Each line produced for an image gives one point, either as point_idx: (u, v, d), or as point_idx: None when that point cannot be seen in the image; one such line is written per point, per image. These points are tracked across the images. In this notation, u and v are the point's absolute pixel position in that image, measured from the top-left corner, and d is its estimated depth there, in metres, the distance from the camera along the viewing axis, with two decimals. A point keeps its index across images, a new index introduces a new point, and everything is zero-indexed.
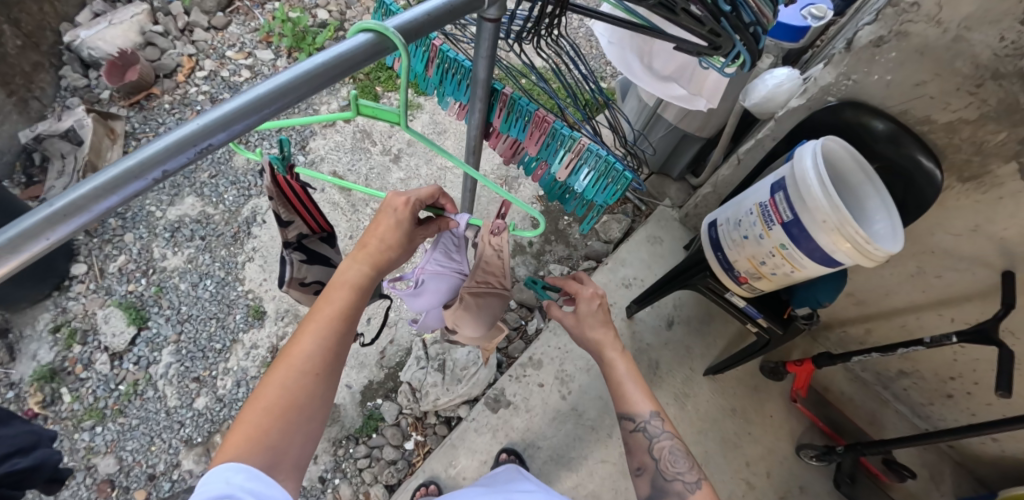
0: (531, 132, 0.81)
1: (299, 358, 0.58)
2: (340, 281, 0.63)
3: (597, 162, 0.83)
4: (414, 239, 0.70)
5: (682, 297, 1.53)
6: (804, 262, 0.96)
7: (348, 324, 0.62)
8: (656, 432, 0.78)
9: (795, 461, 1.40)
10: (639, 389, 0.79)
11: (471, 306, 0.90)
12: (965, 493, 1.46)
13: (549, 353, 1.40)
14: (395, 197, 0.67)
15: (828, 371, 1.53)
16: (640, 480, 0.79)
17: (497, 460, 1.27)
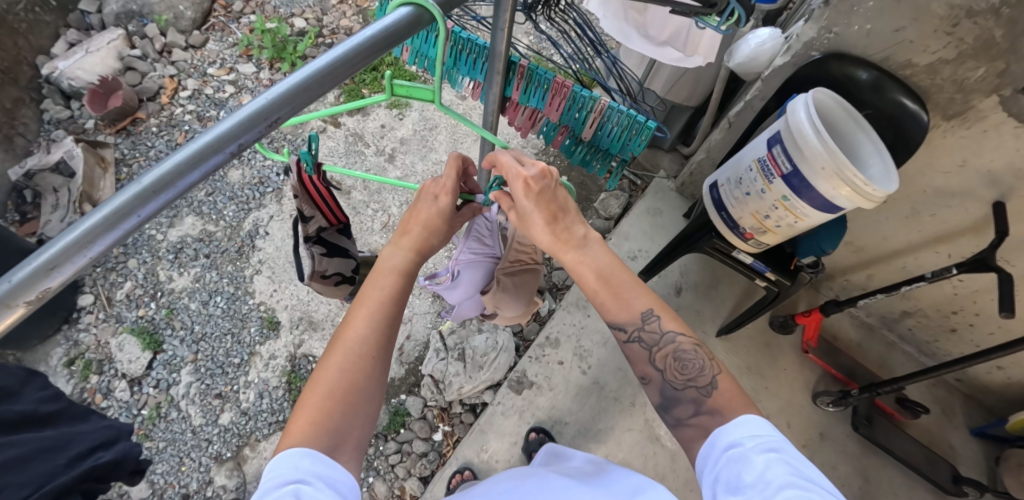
0: (552, 101, 0.84)
1: (354, 342, 0.61)
2: (385, 267, 0.66)
3: (618, 117, 0.86)
4: (454, 223, 0.72)
5: (687, 264, 1.56)
6: (806, 212, 1.00)
7: (396, 308, 0.64)
8: (654, 339, 0.73)
9: (812, 410, 1.45)
10: (625, 292, 0.73)
11: (508, 288, 0.93)
12: (976, 423, 1.51)
13: (565, 331, 1.43)
14: (433, 186, 0.68)
15: (834, 320, 1.58)
16: (647, 387, 0.76)
17: (529, 440, 1.29)
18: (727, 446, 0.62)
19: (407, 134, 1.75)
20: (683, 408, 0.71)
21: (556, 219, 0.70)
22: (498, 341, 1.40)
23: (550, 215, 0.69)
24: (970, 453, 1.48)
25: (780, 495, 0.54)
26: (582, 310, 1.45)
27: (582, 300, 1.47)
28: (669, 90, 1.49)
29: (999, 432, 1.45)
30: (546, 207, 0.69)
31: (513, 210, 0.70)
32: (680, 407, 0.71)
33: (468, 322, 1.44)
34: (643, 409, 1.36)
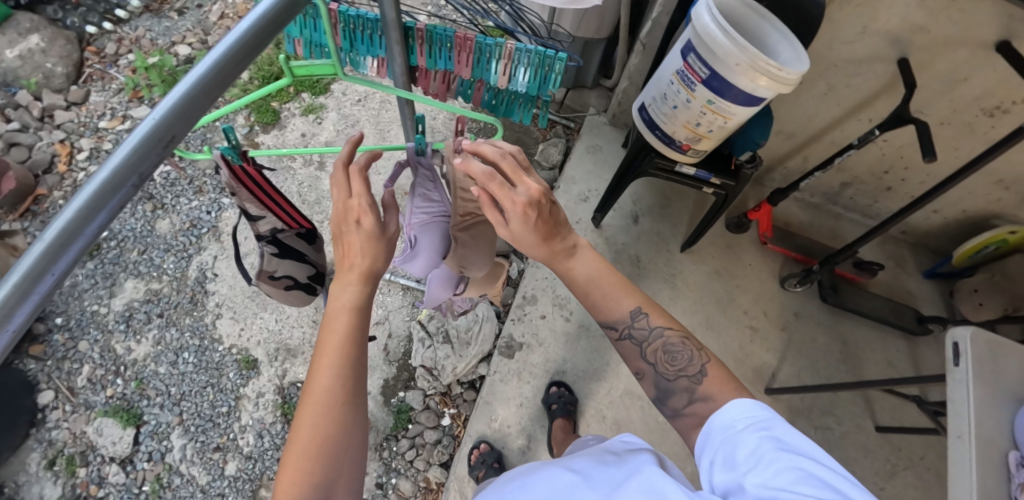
0: (459, 58, 0.82)
1: (321, 394, 0.60)
2: (338, 307, 0.64)
3: (527, 58, 0.83)
4: (391, 239, 0.69)
5: (637, 192, 1.59)
6: (732, 110, 1.03)
7: (359, 349, 0.64)
8: (646, 335, 0.74)
9: (784, 295, 1.52)
10: (614, 296, 0.74)
11: (467, 244, 0.92)
12: (926, 267, 1.64)
13: (539, 286, 1.45)
14: (353, 206, 0.65)
15: (784, 207, 1.65)
16: (641, 380, 0.77)
17: (551, 394, 1.32)
18: (721, 432, 0.61)
19: (331, 136, 1.72)
20: (677, 398, 0.70)
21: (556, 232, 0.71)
22: (478, 313, 1.41)
23: (544, 235, 0.69)
24: (927, 294, 1.61)
25: (773, 465, 0.53)
26: None
27: None
28: (576, 31, 1.49)
29: (948, 269, 1.58)
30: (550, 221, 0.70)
31: (504, 225, 0.69)
32: (675, 397, 0.71)
33: None
34: None
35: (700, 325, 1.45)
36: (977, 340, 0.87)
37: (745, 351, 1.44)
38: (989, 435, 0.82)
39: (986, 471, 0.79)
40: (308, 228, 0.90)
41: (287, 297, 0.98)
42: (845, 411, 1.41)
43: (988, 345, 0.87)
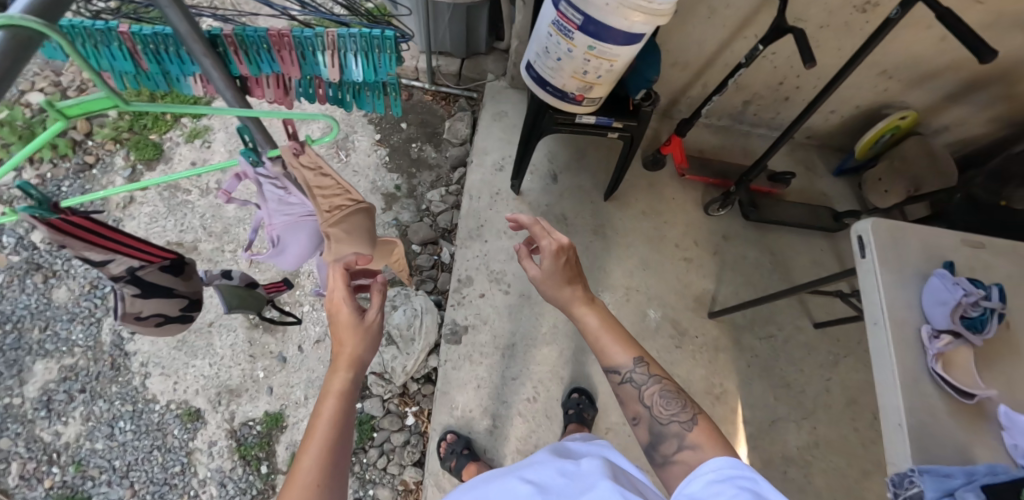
0: (281, 55, 0.60)
1: (304, 481, 0.61)
2: (328, 391, 0.69)
3: (356, 45, 0.60)
4: (376, 327, 0.75)
5: (551, 150, 1.57)
6: (614, 51, 1.01)
7: (344, 430, 0.67)
8: (643, 380, 0.81)
9: (711, 221, 1.56)
10: (615, 342, 0.83)
11: (344, 238, 0.71)
12: (833, 165, 1.72)
13: (472, 266, 1.42)
14: (340, 297, 0.72)
15: (696, 135, 1.67)
16: (637, 427, 0.82)
17: (570, 399, 1.30)
18: (706, 480, 0.63)
19: (224, 158, 1.61)
20: (669, 444, 0.76)
21: (577, 284, 0.87)
22: (417, 307, 1.38)
23: (567, 278, 0.86)
24: (837, 191, 1.70)
25: None
26: (478, 238, 1.45)
27: (473, 231, 1.46)
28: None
29: (854, 164, 1.67)
30: (568, 273, 0.87)
31: (535, 268, 0.89)
32: (667, 441, 0.77)
33: None
34: None
35: (636, 267, 1.47)
36: (878, 228, 0.91)
37: (684, 282, 1.47)
38: (902, 314, 0.86)
39: (903, 349, 0.85)
40: (173, 259, 0.80)
41: (167, 327, 0.91)
42: (785, 316, 1.47)
43: (889, 231, 0.91)
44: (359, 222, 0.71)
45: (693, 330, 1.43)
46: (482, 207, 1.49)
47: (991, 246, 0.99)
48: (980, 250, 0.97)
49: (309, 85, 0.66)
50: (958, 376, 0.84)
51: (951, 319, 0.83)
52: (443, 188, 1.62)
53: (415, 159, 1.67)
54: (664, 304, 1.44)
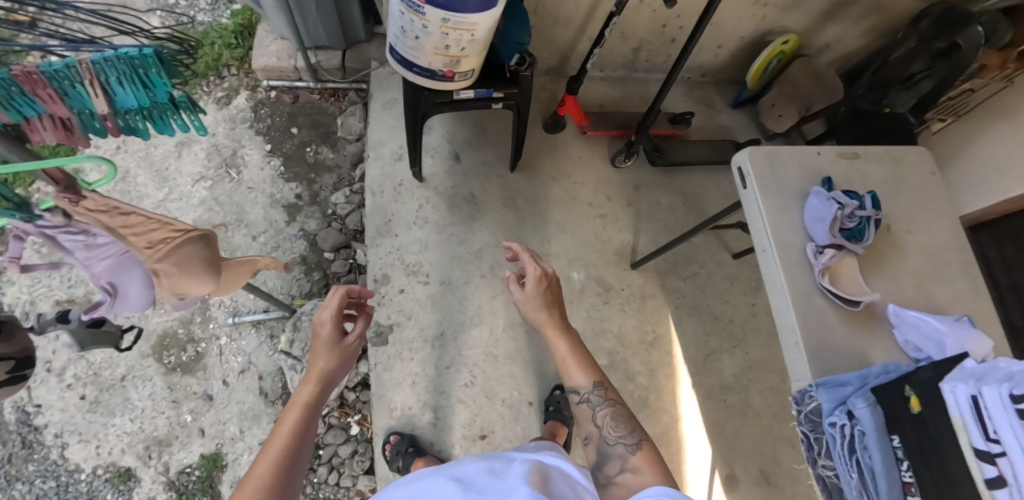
0: (39, 96, 0.53)
1: (259, 479, 0.66)
2: (292, 405, 0.75)
3: (120, 68, 0.54)
4: (349, 350, 0.85)
5: (449, 130, 1.52)
6: (470, 20, 0.96)
7: (299, 443, 0.72)
8: (598, 402, 0.87)
9: (620, 173, 1.56)
10: (579, 364, 0.90)
11: (179, 270, 0.66)
12: (730, 97, 1.75)
13: (386, 263, 1.38)
14: (325, 316, 0.83)
15: (594, 90, 1.66)
16: (587, 447, 0.85)
17: (552, 396, 1.31)
18: None
19: None
20: (612, 465, 0.80)
21: (556, 313, 0.95)
22: None
23: (548, 302, 0.96)
24: (738, 123, 1.74)
25: None
26: (389, 234, 1.40)
27: (382, 227, 1.41)
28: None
29: (750, 94, 1.70)
30: (548, 301, 0.96)
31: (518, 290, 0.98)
32: (610, 462, 0.80)
33: (299, 321, 1.35)
34: (495, 273, 1.40)
35: (554, 232, 1.46)
36: (755, 158, 0.92)
37: (602, 238, 1.48)
38: (787, 237, 0.88)
39: (793, 270, 0.86)
40: None
41: None
42: (704, 253, 1.51)
43: (767, 157, 0.92)
44: (191, 254, 0.66)
45: (619, 284, 1.44)
46: (387, 201, 1.44)
47: (865, 155, 1.03)
48: (854, 160, 1.01)
49: (91, 118, 0.59)
50: (846, 286, 0.87)
51: (831, 234, 0.85)
52: (347, 189, 1.55)
53: (312, 164, 1.58)
54: (586, 264, 1.44)
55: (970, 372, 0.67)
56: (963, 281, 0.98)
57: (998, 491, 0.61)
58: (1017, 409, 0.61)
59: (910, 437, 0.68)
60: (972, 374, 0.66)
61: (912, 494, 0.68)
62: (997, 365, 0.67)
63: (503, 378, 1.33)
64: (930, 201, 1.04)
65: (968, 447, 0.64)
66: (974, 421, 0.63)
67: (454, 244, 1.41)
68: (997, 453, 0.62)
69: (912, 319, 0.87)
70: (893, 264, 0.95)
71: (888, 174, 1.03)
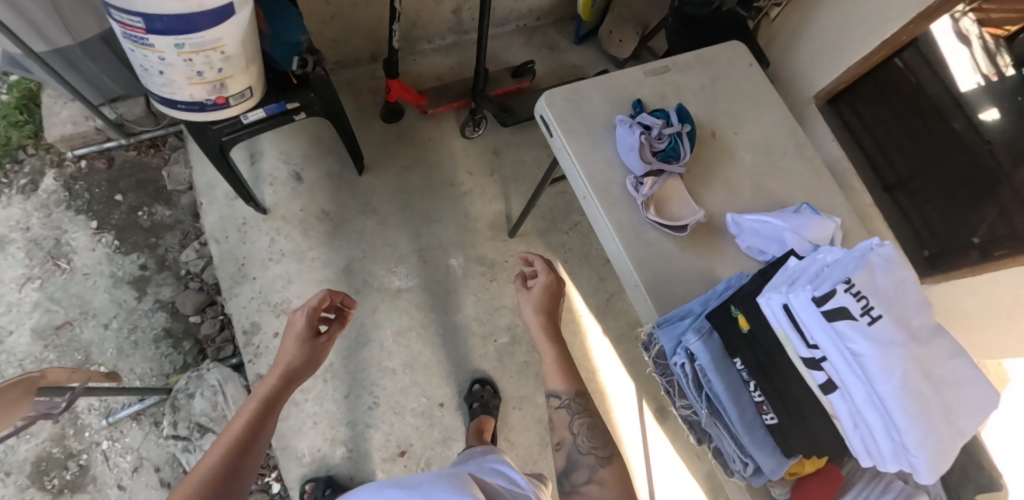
0: None
1: (239, 436, 0.71)
2: (256, 394, 0.79)
3: None
4: (318, 346, 0.92)
5: (282, 149, 1.40)
6: (208, 37, 0.85)
7: (261, 423, 0.75)
8: (575, 410, 0.84)
9: (476, 143, 1.49)
10: (563, 370, 0.87)
11: None
12: (570, 32, 1.69)
13: (249, 311, 1.28)
14: (297, 314, 0.92)
15: (428, 62, 1.55)
16: (559, 453, 0.82)
17: (473, 393, 1.26)
18: None
19: None
20: (580, 474, 0.77)
21: (552, 319, 0.90)
22: (214, 383, 1.25)
23: (552, 309, 0.91)
24: (587, 57, 1.67)
25: None
26: (246, 279, 1.30)
27: (237, 274, 1.30)
28: (70, 31, 1.18)
29: (588, 27, 1.63)
30: (546, 305, 0.91)
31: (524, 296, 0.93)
32: (577, 470, 0.78)
33: (174, 400, 1.24)
34: (371, 285, 1.33)
35: (421, 225, 1.39)
36: (553, 102, 0.86)
37: (473, 216, 1.42)
38: (603, 178, 0.83)
39: (616, 209, 0.82)
40: None
41: None
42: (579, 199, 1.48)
43: (565, 98, 0.87)
44: None
45: (500, 257, 1.40)
46: (234, 244, 1.32)
47: (675, 66, 0.98)
48: (666, 74, 0.96)
49: None
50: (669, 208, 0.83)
51: (645, 160, 0.81)
52: (192, 243, 1.43)
53: (148, 226, 1.43)
54: (462, 247, 1.39)
55: (789, 276, 0.64)
56: (796, 165, 0.98)
57: (831, 395, 0.58)
58: (821, 310, 0.56)
59: (750, 357, 0.66)
60: (789, 279, 0.63)
61: (766, 413, 0.65)
62: (815, 259, 0.64)
63: (408, 388, 1.27)
64: (750, 94, 1.02)
65: (798, 357, 0.61)
66: (794, 330, 0.60)
67: (320, 269, 1.32)
68: (821, 358, 0.58)
69: (751, 224, 0.84)
70: (724, 168, 0.93)
71: (703, 79, 0.99)
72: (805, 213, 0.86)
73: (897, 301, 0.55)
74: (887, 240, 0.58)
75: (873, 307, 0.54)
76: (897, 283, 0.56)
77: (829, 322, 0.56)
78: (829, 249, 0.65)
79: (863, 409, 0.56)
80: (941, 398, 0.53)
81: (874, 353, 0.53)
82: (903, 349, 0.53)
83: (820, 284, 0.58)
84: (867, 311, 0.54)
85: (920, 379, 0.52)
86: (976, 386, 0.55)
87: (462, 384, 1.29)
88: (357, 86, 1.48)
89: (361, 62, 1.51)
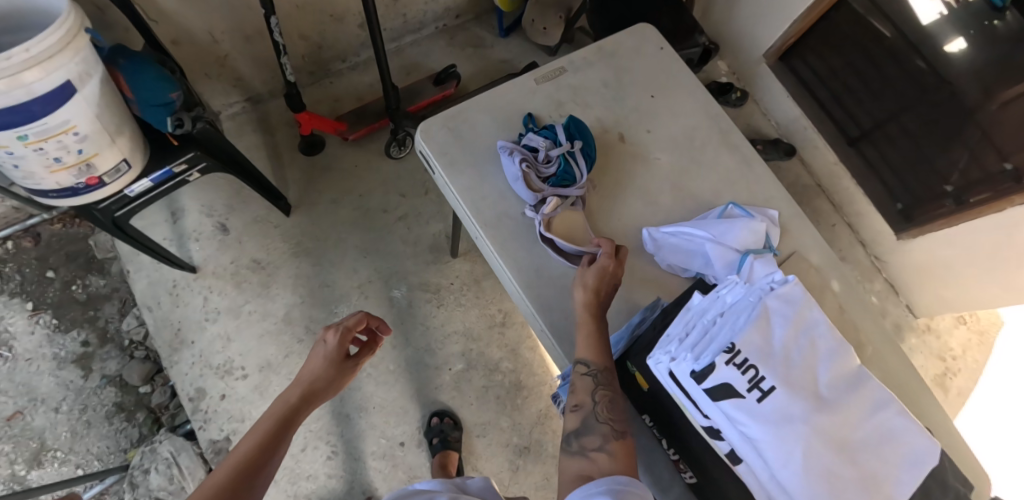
0: None
1: (244, 462, 0.58)
2: (269, 415, 0.67)
3: None
4: (347, 368, 0.77)
5: (203, 201, 1.34)
6: (53, 122, 0.78)
7: (273, 447, 0.62)
8: (604, 381, 0.60)
9: (406, 162, 1.43)
10: (600, 340, 0.62)
11: None
12: (494, 26, 1.60)
13: (190, 378, 1.23)
14: (326, 331, 0.76)
15: (346, 82, 1.47)
16: (573, 416, 0.59)
17: (432, 427, 1.21)
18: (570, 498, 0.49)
19: None
20: (590, 439, 0.57)
21: (603, 298, 0.65)
22: (168, 455, 1.22)
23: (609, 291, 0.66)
24: (515, 51, 1.57)
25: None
26: (184, 343, 1.25)
27: (175, 339, 1.25)
28: None
29: (511, 18, 1.56)
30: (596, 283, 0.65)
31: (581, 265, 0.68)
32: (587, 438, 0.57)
33: (131, 479, 1.21)
34: (314, 331, 1.27)
35: (358, 259, 1.33)
36: (430, 134, 0.78)
37: (412, 239, 1.36)
38: (495, 212, 0.75)
39: (511, 246, 0.73)
40: None
41: None
42: None
43: (445, 126, 0.79)
44: None
45: (445, 280, 1.34)
46: (167, 310, 1.27)
47: (573, 65, 0.87)
48: (562, 76, 0.86)
49: None
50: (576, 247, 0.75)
51: (534, 189, 0.74)
52: (131, 313, 1.40)
53: (85, 301, 1.40)
54: (404, 276, 1.33)
55: (685, 326, 0.55)
56: (721, 157, 0.84)
57: (739, 466, 0.52)
58: (703, 388, 0.50)
59: (656, 414, 0.61)
60: (682, 331, 0.55)
61: (685, 472, 0.60)
62: (716, 297, 0.56)
63: (365, 431, 1.22)
64: (663, 86, 0.88)
65: (699, 426, 0.54)
66: (686, 399, 0.53)
67: (259, 321, 1.27)
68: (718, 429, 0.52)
69: (669, 240, 0.73)
70: (638, 176, 0.81)
71: (606, 75, 0.87)
72: (733, 214, 0.75)
73: (790, 366, 0.49)
74: (790, 276, 0.53)
75: (761, 379, 0.48)
76: (792, 344, 0.50)
77: (713, 401, 0.49)
78: (728, 278, 0.57)
79: (772, 489, 0.49)
80: (859, 469, 0.47)
81: (766, 437, 0.47)
82: (800, 427, 0.46)
83: (703, 351, 0.51)
84: (756, 386, 0.48)
85: (825, 459, 0.46)
86: (904, 441, 0.49)
87: (422, 417, 1.24)
88: (274, 123, 1.42)
89: (275, 96, 1.44)
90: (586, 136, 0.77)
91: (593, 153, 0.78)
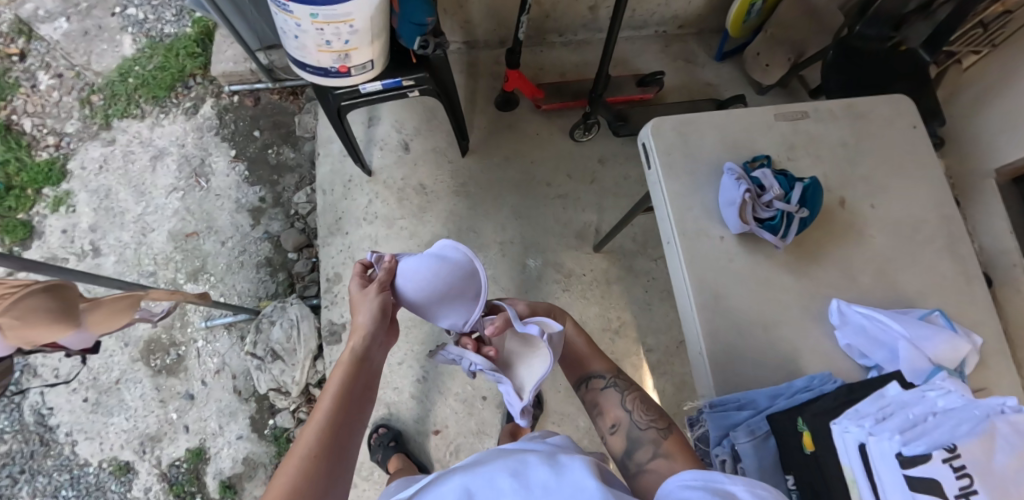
0: None
1: (325, 417, 0.63)
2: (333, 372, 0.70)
3: None
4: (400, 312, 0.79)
5: (398, 117, 1.47)
6: (339, 11, 0.89)
7: (349, 399, 0.67)
8: (622, 385, 0.80)
9: (581, 147, 1.46)
10: (597, 354, 0.84)
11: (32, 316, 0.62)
12: (714, 47, 1.57)
13: (334, 261, 1.37)
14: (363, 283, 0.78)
15: (556, 56, 1.53)
16: (615, 437, 0.75)
17: None
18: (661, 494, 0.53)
19: (90, 217, 1.54)
20: (643, 450, 0.72)
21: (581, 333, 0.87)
22: (293, 318, 1.38)
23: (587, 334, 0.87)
24: (724, 78, 1.54)
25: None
26: (339, 232, 1.39)
27: (333, 226, 1.40)
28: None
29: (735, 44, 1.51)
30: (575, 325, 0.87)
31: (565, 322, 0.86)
32: (640, 446, 0.72)
33: (259, 323, 1.38)
34: None
35: (508, 218, 1.40)
36: (660, 133, 0.79)
37: (562, 220, 1.40)
38: (695, 226, 0.76)
39: (699, 265, 0.74)
40: None
41: None
42: None
43: (674, 128, 0.80)
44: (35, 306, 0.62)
45: (579, 269, 1.37)
46: (337, 198, 1.42)
47: (817, 114, 0.84)
48: (802, 120, 0.84)
49: None
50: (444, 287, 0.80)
51: (743, 219, 0.73)
52: (306, 188, 1.58)
53: (274, 164, 1.60)
54: (542, 249, 1.38)
55: (880, 410, 0.61)
56: (940, 260, 0.77)
57: None
58: (905, 473, 0.55)
59: (805, 480, 0.64)
60: (880, 413, 0.61)
61: None
62: (924, 397, 0.59)
63: (454, 372, 1.29)
64: (905, 166, 0.82)
65: None
66: (866, 479, 0.58)
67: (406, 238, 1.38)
68: None
69: (860, 320, 0.69)
70: (845, 245, 0.77)
71: (846, 134, 0.83)
72: (935, 321, 0.70)
73: (1009, 489, 0.51)
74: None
75: (973, 490, 0.51)
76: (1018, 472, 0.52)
77: (911, 490, 0.54)
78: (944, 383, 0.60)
79: None
80: None
81: None
82: None
83: (913, 440, 0.56)
84: (964, 494, 0.51)
85: None
86: None
87: None
88: (480, 71, 1.52)
89: (488, 48, 1.53)
90: (814, 208, 0.74)
91: (809, 223, 0.75)
